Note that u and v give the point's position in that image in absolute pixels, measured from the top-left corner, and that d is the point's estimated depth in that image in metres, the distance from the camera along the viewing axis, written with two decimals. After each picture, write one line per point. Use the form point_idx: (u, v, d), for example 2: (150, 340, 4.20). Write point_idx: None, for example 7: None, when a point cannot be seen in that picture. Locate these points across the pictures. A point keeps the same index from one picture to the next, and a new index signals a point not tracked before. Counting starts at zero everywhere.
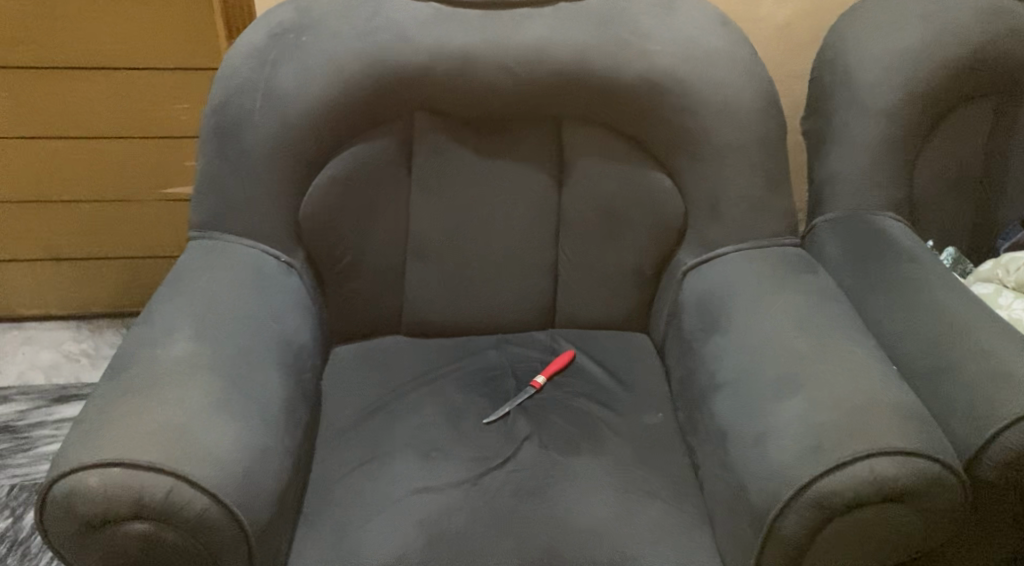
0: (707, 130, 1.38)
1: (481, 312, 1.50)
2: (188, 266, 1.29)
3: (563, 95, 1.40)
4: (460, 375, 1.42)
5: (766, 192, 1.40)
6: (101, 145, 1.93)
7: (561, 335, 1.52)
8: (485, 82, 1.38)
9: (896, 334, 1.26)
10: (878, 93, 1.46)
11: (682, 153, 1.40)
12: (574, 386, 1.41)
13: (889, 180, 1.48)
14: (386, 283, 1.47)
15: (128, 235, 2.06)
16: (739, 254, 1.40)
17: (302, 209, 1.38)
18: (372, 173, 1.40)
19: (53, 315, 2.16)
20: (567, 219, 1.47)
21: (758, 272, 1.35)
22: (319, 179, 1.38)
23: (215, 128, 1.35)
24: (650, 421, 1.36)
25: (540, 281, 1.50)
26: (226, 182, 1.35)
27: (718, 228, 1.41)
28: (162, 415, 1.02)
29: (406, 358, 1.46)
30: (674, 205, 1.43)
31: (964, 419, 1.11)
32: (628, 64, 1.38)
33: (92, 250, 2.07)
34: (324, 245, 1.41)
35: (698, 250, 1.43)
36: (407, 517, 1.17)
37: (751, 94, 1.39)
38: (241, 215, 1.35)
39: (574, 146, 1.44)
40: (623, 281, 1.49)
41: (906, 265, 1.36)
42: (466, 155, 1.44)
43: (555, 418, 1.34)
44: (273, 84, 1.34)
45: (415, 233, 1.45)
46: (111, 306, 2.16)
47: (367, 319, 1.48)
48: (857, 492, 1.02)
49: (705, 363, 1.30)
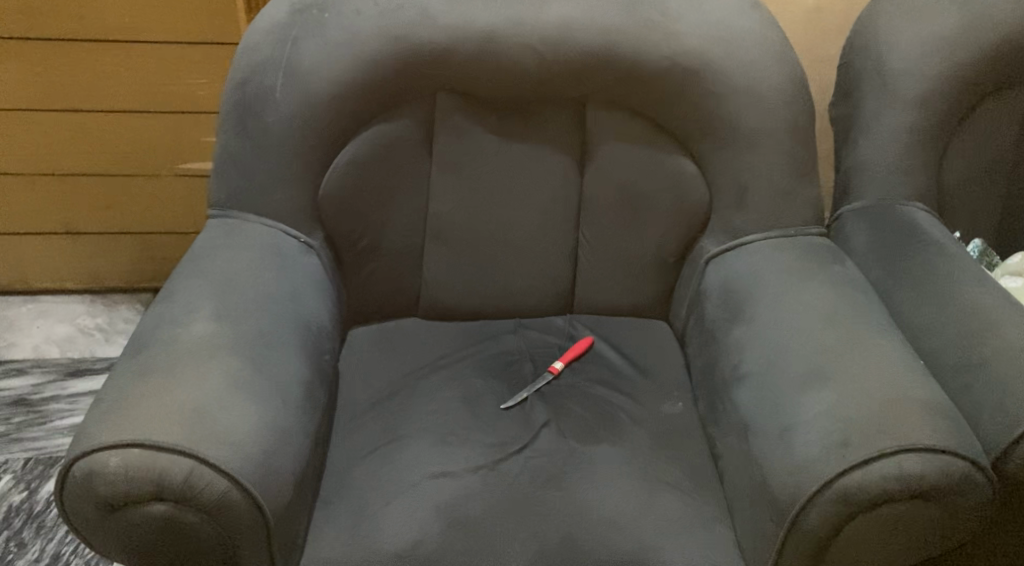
0: (735, 116, 1.36)
1: (500, 296, 1.49)
2: (206, 245, 1.27)
3: (588, 77, 1.38)
4: (479, 360, 1.41)
5: (793, 180, 1.38)
6: (118, 119, 1.92)
7: (579, 320, 1.51)
8: (511, 61, 1.36)
9: (923, 327, 1.24)
10: (909, 81, 1.43)
11: (709, 138, 1.38)
12: (593, 373, 1.39)
13: (917, 171, 1.46)
14: (405, 265, 1.45)
15: (144, 210, 2.05)
16: (763, 243, 1.38)
17: (322, 188, 1.36)
18: (393, 154, 1.39)
19: (69, 289, 2.15)
20: (589, 204, 1.45)
21: (784, 262, 1.33)
22: (340, 159, 1.36)
23: (236, 105, 1.34)
24: (670, 410, 1.34)
25: (561, 266, 1.48)
26: (246, 160, 1.33)
27: (742, 215, 1.39)
28: (182, 396, 1.01)
29: (424, 341, 1.44)
30: (699, 191, 1.41)
31: (992, 417, 1.10)
32: (655, 46, 1.35)
33: (108, 225, 2.06)
34: (343, 225, 1.39)
35: (722, 237, 1.41)
36: (425, 502, 1.17)
37: (781, 80, 1.37)
38: (261, 193, 1.34)
39: (599, 129, 1.42)
40: (644, 267, 1.48)
41: (934, 257, 1.33)
42: (488, 136, 1.42)
43: (574, 405, 1.33)
44: (296, 61, 1.32)
45: (435, 215, 1.44)
46: (127, 281, 2.15)
47: (385, 300, 1.47)
48: (883, 489, 1.01)
49: (727, 352, 1.28)
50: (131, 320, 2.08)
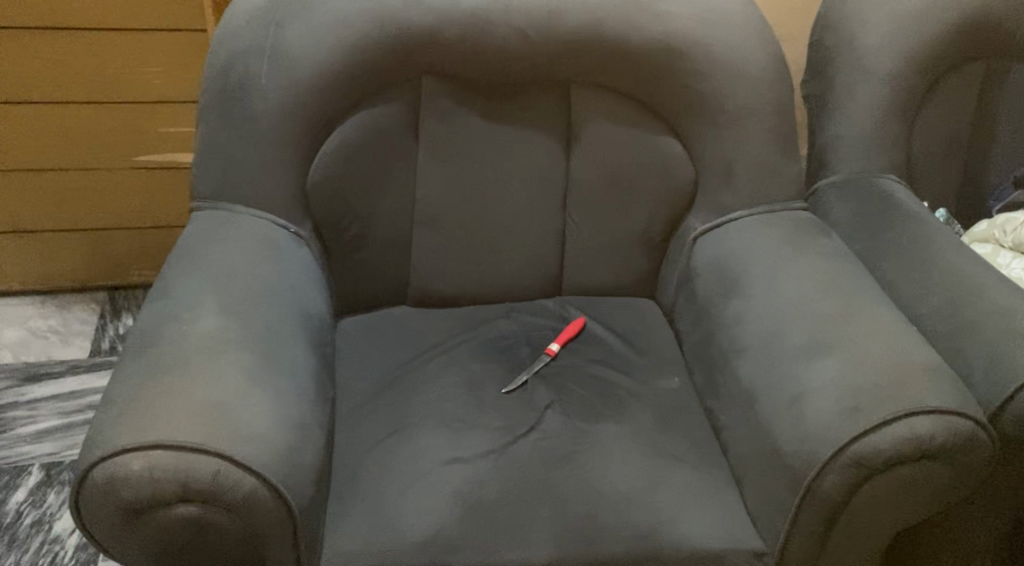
0: (721, 95, 1.38)
1: (490, 280, 1.49)
2: (195, 239, 1.23)
3: (574, 58, 1.38)
4: (475, 345, 1.41)
5: (778, 156, 1.41)
6: (70, 110, 1.84)
7: (569, 302, 1.52)
8: (497, 45, 1.36)
9: (910, 294, 1.29)
10: (880, 57, 1.48)
11: (695, 118, 1.40)
12: (589, 353, 1.41)
13: (891, 143, 1.50)
14: (393, 253, 1.44)
15: (96, 205, 1.97)
16: (752, 218, 1.40)
17: (310, 177, 1.33)
18: (381, 139, 1.37)
19: (16, 289, 2.05)
20: (575, 185, 1.46)
21: (774, 236, 1.36)
22: (327, 146, 1.33)
23: (218, 93, 1.29)
24: (668, 387, 1.36)
25: (549, 249, 1.49)
26: (232, 150, 1.29)
27: (729, 193, 1.41)
28: (200, 393, 0.97)
29: (417, 329, 1.43)
30: (686, 170, 1.43)
31: (986, 376, 1.15)
32: (640, 26, 1.36)
33: (58, 221, 1.97)
34: (332, 214, 1.36)
35: (709, 215, 1.43)
36: (441, 489, 1.16)
37: (764, 58, 1.39)
38: (248, 183, 1.29)
39: (584, 111, 1.43)
40: (631, 247, 1.49)
41: (914, 226, 1.38)
42: (473, 120, 1.41)
43: (574, 385, 1.35)
44: (281, 47, 1.28)
45: (423, 201, 1.43)
46: (79, 280, 2.07)
47: (374, 289, 1.45)
48: (898, 451, 1.04)
49: (725, 327, 1.30)
50: (87, 322, 2.00)
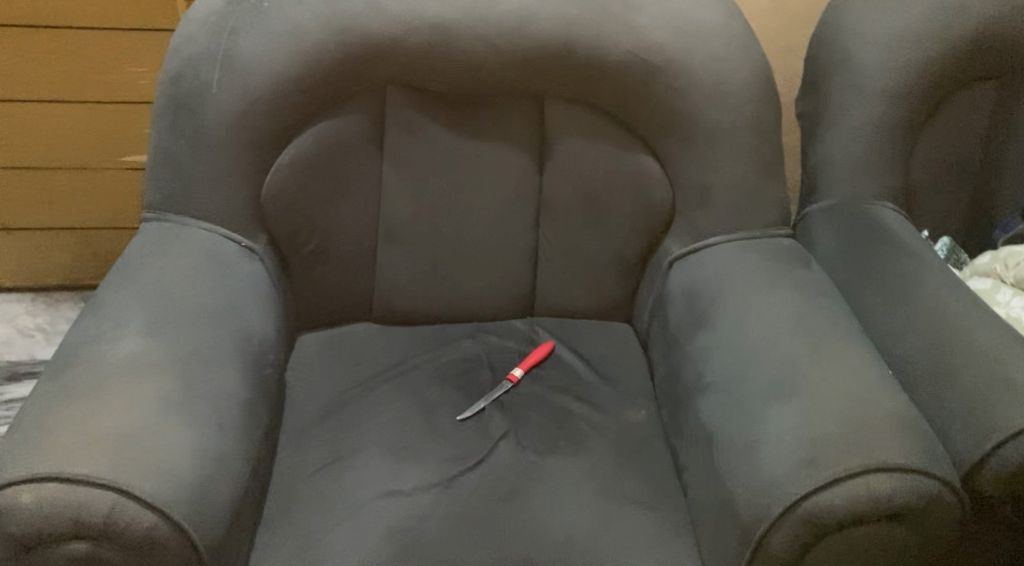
0: (700, 113, 1.30)
1: (458, 299, 1.44)
2: (139, 253, 1.19)
3: (546, 71, 1.32)
4: (434, 368, 1.35)
5: (760, 179, 1.33)
6: (55, 109, 1.82)
7: (540, 323, 1.46)
8: (464, 55, 1.30)
9: (893, 333, 1.20)
10: (877, 76, 1.39)
11: (673, 136, 1.33)
12: (553, 381, 1.34)
13: (887, 168, 1.41)
14: (355, 268, 1.39)
15: (83, 204, 1.95)
16: (730, 245, 1.33)
17: (265, 189, 1.28)
18: (342, 152, 1.32)
19: (12, 287, 2.05)
20: (548, 202, 1.41)
21: (751, 265, 1.28)
22: (283, 158, 1.28)
23: (169, 100, 1.25)
24: (633, 419, 1.29)
25: (521, 268, 1.44)
26: (181, 161, 1.24)
27: (707, 217, 1.34)
28: (108, 422, 0.93)
29: (377, 349, 1.38)
30: (662, 191, 1.36)
31: (964, 429, 1.06)
32: (615, 39, 1.29)
33: (50, 222, 1.97)
34: (289, 228, 1.32)
35: (686, 239, 1.36)
36: (376, 523, 1.11)
37: (746, 74, 1.31)
38: (198, 195, 1.25)
39: (558, 127, 1.38)
40: (606, 268, 1.43)
41: (902, 258, 1.29)
42: (440, 132, 1.36)
43: (532, 414, 1.29)
44: (234, 53, 1.23)
45: (388, 215, 1.38)
46: (75, 282, 2.06)
47: (335, 305, 1.41)
48: (852, 510, 0.96)
49: (691, 361, 1.23)
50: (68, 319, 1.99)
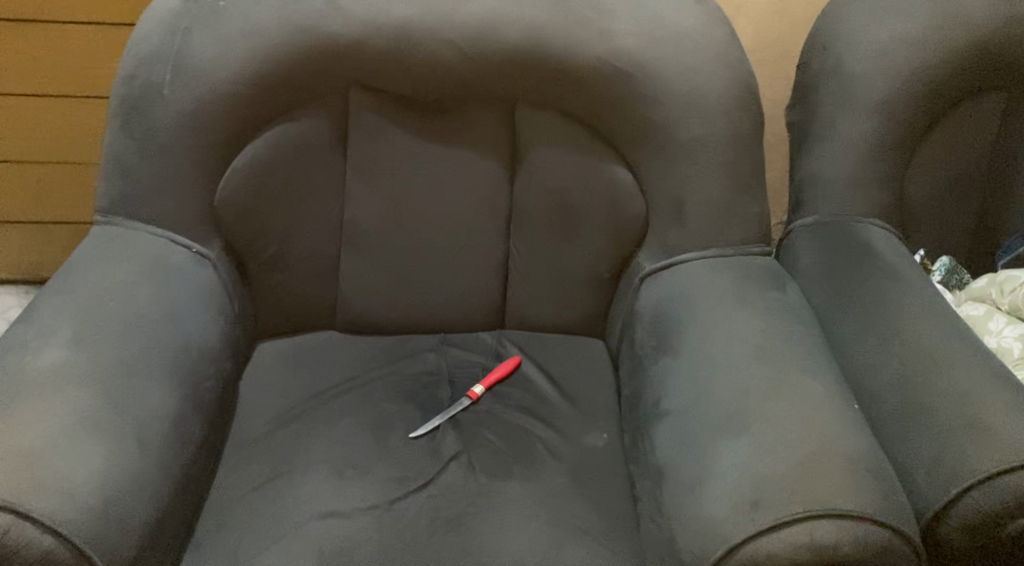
0: (673, 124, 1.25)
1: (424, 310, 1.39)
2: (83, 259, 1.17)
3: (513, 77, 1.27)
4: (393, 382, 1.31)
5: (736, 195, 1.26)
6: (43, 105, 1.80)
7: (508, 337, 1.41)
8: (428, 58, 1.24)
9: (865, 364, 1.12)
10: (870, 86, 1.30)
11: (645, 147, 1.27)
12: (514, 399, 1.29)
13: (879, 184, 1.33)
14: (317, 276, 1.35)
15: (49, 199, 1.93)
16: (701, 263, 1.26)
17: (219, 194, 1.25)
18: (301, 156, 1.28)
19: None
20: (518, 212, 1.35)
21: (721, 286, 1.21)
22: (237, 163, 1.25)
23: (123, 102, 1.22)
24: (593, 443, 1.24)
25: (490, 280, 1.39)
26: (133, 164, 1.21)
27: (680, 233, 1.27)
28: (15, 439, 0.92)
29: (337, 360, 1.35)
30: (635, 203, 1.30)
31: (929, 473, 0.99)
32: (585, 44, 1.23)
33: (17, 216, 1.95)
34: (245, 234, 1.29)
35: (658, 255, 1.30)
36: (309, 546, 1.07)
37: (723, 84, 1.25)
38: (149, 199, 1.22)
39: (529, 133, 1.32)
40: (577, 282, 1.37)
41: (884, 283, 1.21)
42: (405, 137, 1.31)
43: (488, 434, 1.24)
44: (186, 55, 1.20)
45: (351, 222, 1.33)
46: (36, 275, 2.05)
47: (296, 313, 1.37)
48: (794, 559, 0.90)
49: (652, 386, 1.17)
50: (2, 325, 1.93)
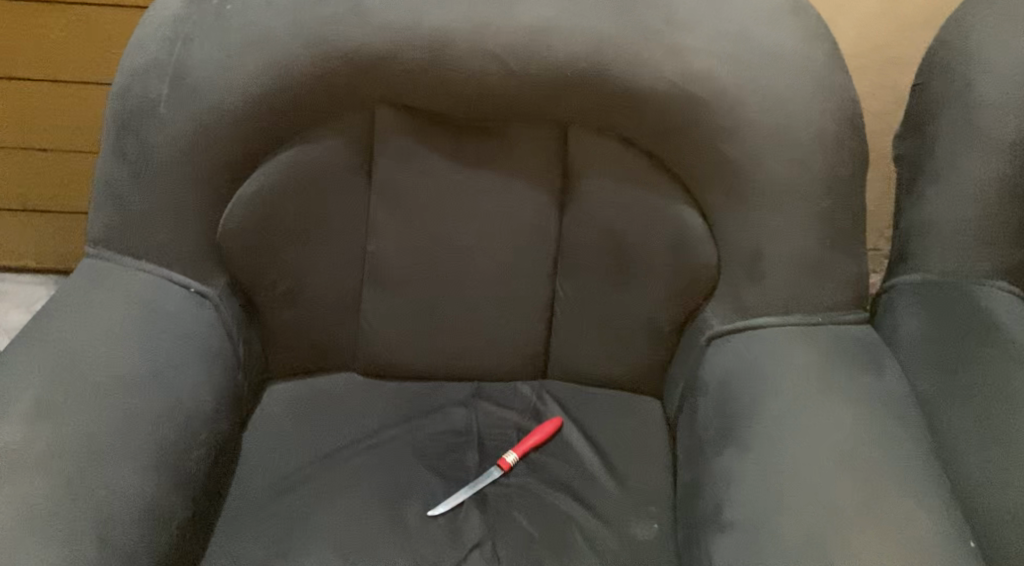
0: (755, 163, 1.04)
1: (455, 356, 1.22)
2: (64, 299, 1.03)
3: (567, 98, 1.06)
4: (414, 444, 1.15)
5: (828, 250, 1.05)
6: (68, 91, 1.66)
7: (550, 391, 1.23)
8: (465, 74, 1.05)
9: (985, 482, 0.93)
10: (1002, 118, 1.06)
11: (720, 187, 1.06)
12: (551, 473, 1.12)
13: (1007, 240, 1.08)
14: (335, 314, 1.19)
15: (71, 188, 1.79)
16: (781, 330, 1.06)
17: (222, 227, 1.09)
18: (316, 182, 1.11)
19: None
20: (568, 251, 1.16)
21: (804, 364, 1.01)
22: (243, 189, 1.09)
23: (116, 119, 1.06)
24: (641, 536, 1.06)
25: (533, 327, 1.20)
26: (124, 191, 1.06)
27: (757, 292, 1.07)
28: None
29: (354, 412, 1.19)
30: (705, 251, 1.10)
31: None
32: (653, 64, 1.03)
33: (40, 204, 1.82)
34: (252, 268, 1.13)
35: (730, 314, 1.09)
36: None
37: (818, 115, 1.03)
38: (142, 230, 1.06)
39: (583, 161, 1.12)
40: (632, 335, 1.18)
41: (1010, 372, 0.99)
42: (439, 162, 1.12)
43: (517, 515, 1.08)
44: (186, 66, 1.04)
45: (374, 255, 1.16)
46: (61, 265, 1.91)
47: (312, 354, 1.21)
48: None
49: (714, 483, 0.98)
50: (16, 325, 1.80)
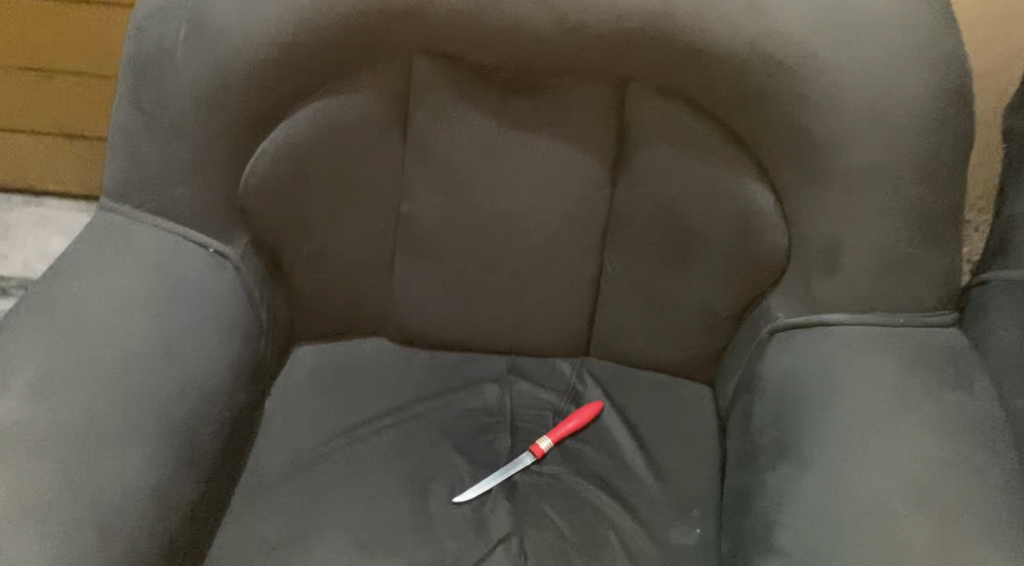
0: (840, 143, 0.92)
1: (492, 328, 1.13)
2: (74, 260, 0.96)
3: (628, 56, 0.95)
4: (444, 423, 1.08)
5: (912, 244, 0.93)
6: (108, 12, 1.57)
7: (592, 370, 1.14)
8: (515, 26, 0.94)
9: None
10: None
11: (797, 165, 0.94)
12: (587, 464, 1.05)
13: None
14: (366, 278, 1.11)
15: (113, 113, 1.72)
16: (853, 330, 0.95)
17: (245, 181, 1.01)
18: (347, 138, 1.01)
19: (32, 190, 1.86)
20: (619, 225, 1.06)
21: (875, 375, 0.91)
22: (268, 143, 1.00)
23: (131, 65, 0.97)
24: (681, 541, 0.98)
25: (578, 302, 1.11)
26: (140, 144, 0.98)
27: (829, 286, 0.96)
28: None
29: (383, 384, 1.12)
30: (773, 233, 0.98)
31: None
32: (727, 22, 0.90)
33: (81, 128, 1.75)
34: (279, 229, 1.05)
35: (796, 307, 0.99)
36: None
37: (916, 89, 0.89)
38: (157, 186, 0.98)
39: (642, 126, 1.01)
40: (686, 318, 1.08)
41: None
42: (481, 121, 1.02)
43: (549, 508, 1.01)
44: (204, 9, 0.93)
45: (409, 218, 1.07)
46: (91, 190, 1.84)
47: (340, 318, 1.14)
48: None
49: (767, 499, 0.89)
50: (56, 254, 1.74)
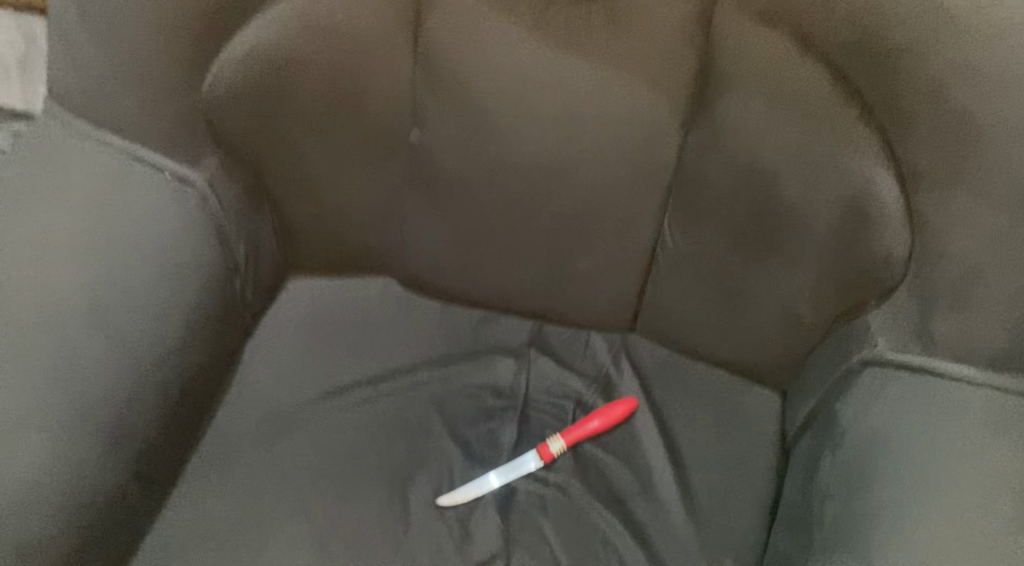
0: (1004, 135, 0.64)
1: (518, 288, 0.92)
2: (4, 185, 0.79)
3: None
4: (445, 401, 0.91)
5: None
6: None
7: (637, 355, 0.94)
8: None
9: None
10: None
11: (937, 152, 0.67)
12: (604, 476, 0.87)
13: None
14: (369, 213, 0.90)
15: None
16: (969, 392, 0.71)
17: (208, 88, 0.80)
18: (341, 44, 0.78)
19: None
20: (689, 186, 0.80)
21: (991, 469, 0.68)
22: (238, 42, 0.78)
23: None
24: None
25: (626, 275, 0.88)
26: (82, 36, 0.77)
27: (952, 323, 0.71)
28: None
29: (382, 340, 0.94)
30: (892, 233, 0.72)
31: None
32: None
33: None
34: (259, 148, 0.85)
35: (899, 340, 0.74)
36: None
37: None
38: (102, 94, 0.79)
39: (733, 61, 0.72)
40: (760, 314, 0.83)
41: None
42: (512, 33, 0.74)
43: (549, 528, 0.83)
44: None
45: (420, 149, 0.84)
46: None
47: (340, 254, 0.94)
48: None
49: None
50: None
